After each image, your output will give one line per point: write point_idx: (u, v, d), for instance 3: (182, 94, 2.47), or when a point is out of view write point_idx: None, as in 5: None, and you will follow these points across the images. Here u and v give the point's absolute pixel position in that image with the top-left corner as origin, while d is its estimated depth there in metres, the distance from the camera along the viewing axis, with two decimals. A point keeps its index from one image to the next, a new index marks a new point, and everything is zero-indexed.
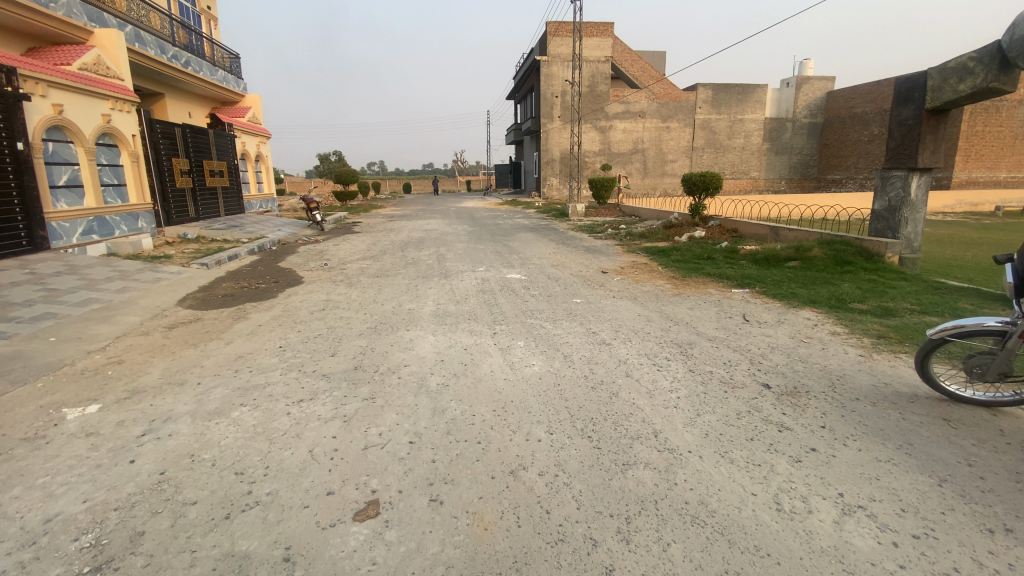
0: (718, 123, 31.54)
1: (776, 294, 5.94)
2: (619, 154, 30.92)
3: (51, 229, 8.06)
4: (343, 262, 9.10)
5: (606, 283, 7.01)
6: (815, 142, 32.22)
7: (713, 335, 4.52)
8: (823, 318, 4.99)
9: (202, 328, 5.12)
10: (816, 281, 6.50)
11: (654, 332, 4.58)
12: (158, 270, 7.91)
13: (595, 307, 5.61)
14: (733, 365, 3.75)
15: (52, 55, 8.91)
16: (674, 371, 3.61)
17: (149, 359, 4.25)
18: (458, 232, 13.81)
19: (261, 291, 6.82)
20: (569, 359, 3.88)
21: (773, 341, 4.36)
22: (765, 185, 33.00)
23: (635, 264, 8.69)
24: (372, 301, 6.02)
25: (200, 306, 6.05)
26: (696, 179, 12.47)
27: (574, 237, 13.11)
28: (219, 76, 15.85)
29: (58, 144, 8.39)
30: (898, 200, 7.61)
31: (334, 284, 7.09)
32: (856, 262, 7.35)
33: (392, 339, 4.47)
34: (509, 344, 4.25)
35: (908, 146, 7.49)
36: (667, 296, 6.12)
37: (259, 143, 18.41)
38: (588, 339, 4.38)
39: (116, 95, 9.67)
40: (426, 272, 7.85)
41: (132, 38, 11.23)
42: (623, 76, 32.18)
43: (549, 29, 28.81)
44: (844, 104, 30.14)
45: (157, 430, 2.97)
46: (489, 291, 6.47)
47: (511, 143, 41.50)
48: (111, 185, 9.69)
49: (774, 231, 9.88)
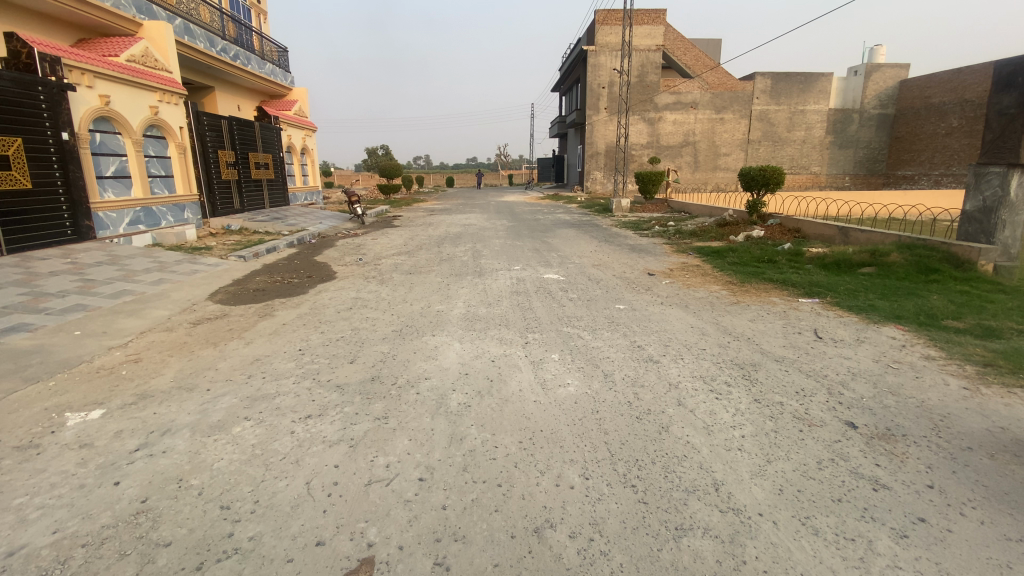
0: (777, 114, 29.71)
1: (851, 306, 5.21)
2: (668, 147, 29.70)
3: (97, 219, 8.24)
4: (378, 257, 8.91)
5: (654, 287, 6.43)
6: (885, 135, 29.83)
7: (781, 355, 3.91)
8: (911, 338, 4.26)
9: (225, 325, 4.95)
10: (897, 292, 5.69)
11: (711, 349, 4.01)
12: (196, 261, 7.92)
13: (641, 316, 5.07)
14: (808, 397, 3.17)
15: (101, 47, 9.10)
16: (736, 402, 3.09)
17: (166, 359, 4.08)
18: (497, 228, 13.43)
19: (292, 286, 6.65)
20: (611, 380, 3.39)
21: (854, 366, 3.70)
22: (827, 181, 30.89)
23: (685, 265, 8.04)
24: (401, 300, 5.71)
25: (229, 300, 5.94)
26: (756, 173, 11.56)
27: (619, 234, 12.48)
28: (268, 69, 16.08)
29: (105, 135, 8.57)
30: (994, 200, 6.60)
31: (366, 280, 6.86)
32: (943, 270, 6.45)
33: (416, 345, 4.11)
34: (543, 357, 3.80)
35: (1007, 138, 6.45)
36: (723, 305, 5.50)
37: (306, 136, 18.64)
38: (632, 354, 3.87)
39: (164, 87, 9.83)
40: (461, 270, 7.51)
41: (181, 31, 11.41)
42: (674, 66, 30.83)
43: (597, 18, 27.93)
44: (919, 94, 27.70)
45: (151, 446, 2.72)
46: (524, 293, 6.03)
47: (557, 135, 40.80)
48: (158, 176, 9.87)
49: (843, 232, 8.94)
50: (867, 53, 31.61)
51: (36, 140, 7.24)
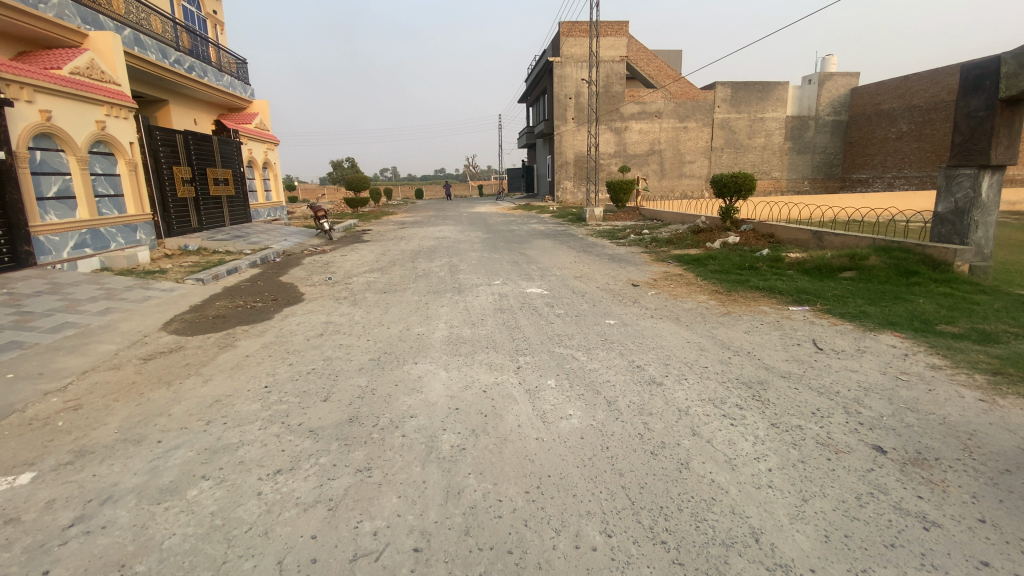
0: (738, 122, 30.53)
1: (843, 313, 5.11)
2: (635, 156, 30.12)
3: (37, 244, 7.52)
4: (349, 275, 8.45)
5: (640, 299, 6.23)
6: (840, 141, 30.99)
7: (787, 371, 3.70)
8: (912, 345, 4.15)
9: (180, 360, 4.45)
10: (884, 297, 5.65)
11: (713, 367, 3.78)
12: (149, 287, 7.30)
13: (633, 332, 4.82)
14: (827, 418, 2.97)
15: (41, 60, 8.40)
16: (753, 428, 2.85)
17: (110, 405, 3.57)
18: (471, 240, 13.12)
19: (256, 310, 6.16)
20: (616, 408, 3.10)
21: (863, 380, 3.53)
22: (788, 186, 31.92)
23: (668, 274, 7.90)
24: (377, 323, 5.30)
25: (186, 330, 5.40)
26: (728, 180, 11.60)
27: (595, 243, 12.33)
28: (225, 81, 15.38)
29: (46, 153, 7.86)
30: (966, 201, 6.69)
31: (337, 302, 6.40)
32: (922, 272, 6.48)
33: (396, 375, 3.73)
34: (539, 385, 3.49)
35: (977, 140, 6.57)
36: (715, 316, 5.32)
37: (267, 149, 17.93)
38: (633, 377, 3.60)
39: (112, 100, 9.17)
40: (438, 287, 7.16)
41: (130, 42, 10.73)
42: (639, 76, 31.32)
43: (562, 29, 28.12)
44: (870, 101, 28.89)
45: (89, 520, 2.27)
46: (508, 310, 5.72)
47: (525, 146, 40.96)
48: (107, 195, 9.18)
49: (818, 236, 9.00)
50: (820, 62, 32.83)
51: None
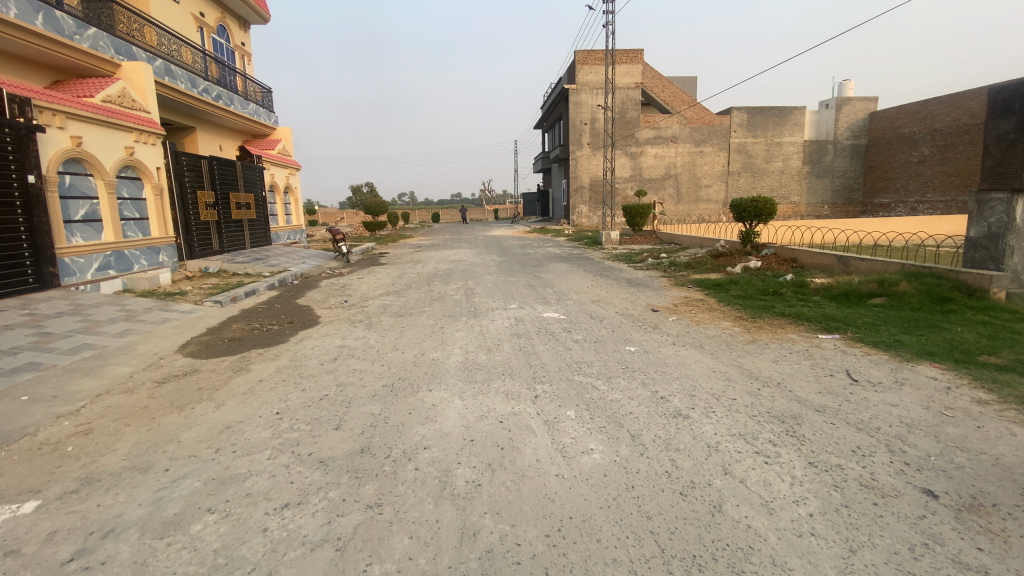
0: (754, 146, 30.44)
1: (876, 342, 4.87)
2: (651, 180, 30.17)
3: (62, 265, 7.67)
4: (365, 297, 8.43)
5: (661, 325, 6.06)
6: (859, 165, 30.66)
7: (821, 405, 3.49)
8: (954, 378, 3.90)
9: (193, 384, 4.39)
10: (918, 325, 5.40)
11: (743, 400, 3.59)
12: (168, 309, 7.36)
13: (656, 360, 4.64)
14: (869, 457, 2.77)
15: (75, 88, 8.75)
16: (789, 467, 2.66)
17: (121, 429, 3.51)
18: (487, 263, 13.11)
19: (272, 333, 6.13)
20: (640, 443, 2.94)
21: (905, 415, 3.31)
22: (807, 210, 31.54)
23: (689, 299, 7.72)
24: (391, 348, 5.21)
25: (202, 353, 5.38)
26: (748, 205, 11.42)
27: (612, 267, 12.21)
28: (250, 109, 15.87)
29: (75, 178, 8.08)
30: (1000, 225, 6.43)
31: (353, 325, 6.36)
32: (957, 298, 6.21)
33: (410, 403, 3.61)
34: (558, 416, 3.34)
35: (1009, 163, 6.36)
36: (740, 344, 5.12)
37: (289, 174, 18.31)
38: (657, 409, 3.43)
39: (141, 127, 9.47)
40: (454, 310, 7.09)
41: (162, 72, 11.16)
42: (654, 102, 31.58)
43: (578, 58, 28.62)
44: (889, 125, 28.62)
45: (89, 554, 2.17)
46: (525, 335, 5.59)
47: (540, 170, 41.39)
48: (132, 218, 9.39)
49: (843, 262, 8.75)
50: (837, 88, 32.74)
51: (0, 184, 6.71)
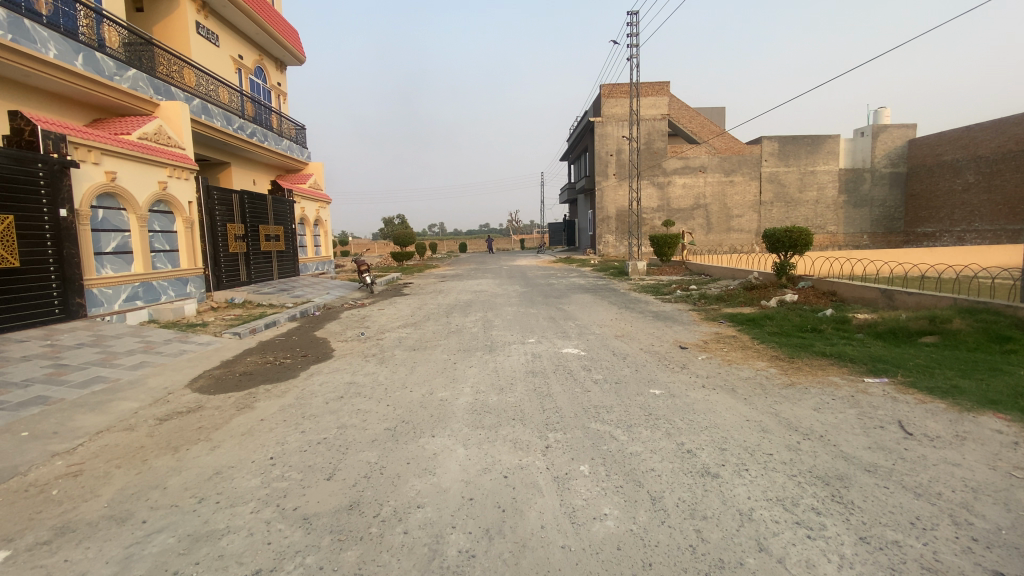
0: (787, 176, 29.78)
1: (930, 388, 4.35)
2: (679, 210, 29.78)
3: (90, 296, 7.83)
4: (382, 330, 8.28)
5: (689, 365, 5.66)
6: (899, 193, 29.54)
7: (873, 463, 3.05)
8: (1023, 432, 3.37)
9: (194, 423, 4.24)
10: (978, 368, 4.84)
11: (781, 456, 3.19)
12: (187, 340, 7.37)
13: (682, 405, 4.25)
14: (929, 529, 2.30)
15: (114, 126, 9.17)
16: (837, 544, 2.25)
17: (111, 472, 3.35)
18: (510, 295, 12.91)
19: (284, 367, 5.99)
20: (662, 508, 2.59)
21: (969, 477, 2.80)
22: (845, 240, 30.41)
23: (720, 336, 7.29)
24: (400, 385, 4.97)
25: (211, 388, 5.26)
26: (781, 235, 10.94)
27: (638, 300, 11.83)
28: (284, 145, 16.43)
29: (108, 211, 8.37)
30: None
31: (365, 360, 6.18)
32: (1019, 337, 5.60)
33: (409, 451, 3.33)
34: (570, 472, 3.01)
35: None
36: (776, 388, 4.68)
37: (319, 207, 18.74)
38: (683, 466, 3.07)
39: (175, 163, 9.82)
40: (470, 345, 6.85)
41: (198, 110, 11.66)
42: (681, 133, 31.45)
43: (603, 91, 28.92)
44: (929, 152, 27.58)
45: None
46: (541, 373, 5.29)
47: (567, 202, 41.50)
48: (163, 251, 9.63)
49: (888, 295, 8.17)
50: (872, 115, 31.93)
51: (33, 217, 6.94)
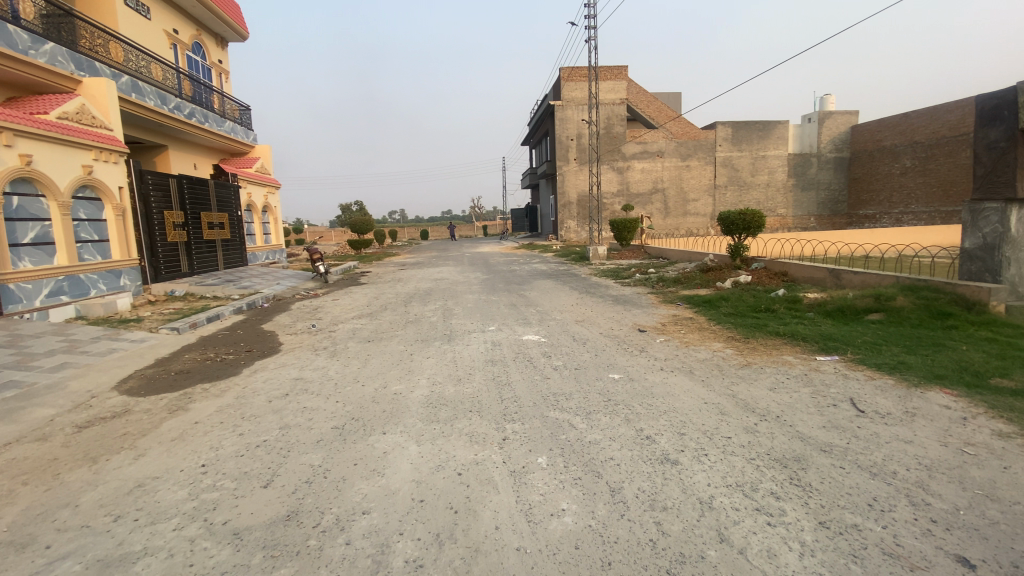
0: (740, 160, 30.58)
1: (879, 365, 4.46)
2: (638, 195, 30.14)
3: (5, 292, 7.11)
4: (335, 321, 7.92)
5: (649, 348, 5.63)
6: (843, 177, 30.84)
7: (828, 443, 3.06)
8: (969, 407, 3.47)
9: (118, 430, 3.85)
10: (921, 344, 5.01)
11: (739, 439, 3.15)
12: (118, 338, 6.80)
13: (641, 390, 4.19)
14: (887, 511, 2.31)
15: (29, 105, 8.28)
16: (797, 531, 2.21)
17: (14, 491, 2.97)
18: (470, 281, 12.68)
19: (225, 364, 5.59)
20: (621, 500, 2.49)
21: (921, 455, 2.84)
22: (793, 223, 31.64)
23: (678, 318, 7.33)
24: (350, 380, 4.70)
25: (141, 390, 4.83)
26: (735, 218, 11.12)
27: (599, 284, 11.84)
28: (227, 127, 15.44)
29: (24, 198, 7.59)
30: (995, 236, 6.14)
31: (315, 353, 5.85)
32: (957, 312, 5.85)
33: (357, 451, 3.11)
34: (528, 465, 2.87)
35: (1001, 172, 6.09)
36: (733, 369, 4.69)
37: (268, 193, 17.80)
38: (642, 453, 2.99)
39: (101, 145, 9.01)
40: (428, 334, 6.62)
41: (128, 89, 10.73)
42: (639, 118, 31.66)
43: (562, 74, 28.65)
44: (871, 137, 28.84)
45: None
46: (501, 362, 5.13)
47: (528, 187, 41.32)
48: (91, 241, 8.87)
49: (835, 274, 8.44)
50: (819, 101, 33.04)
51: None
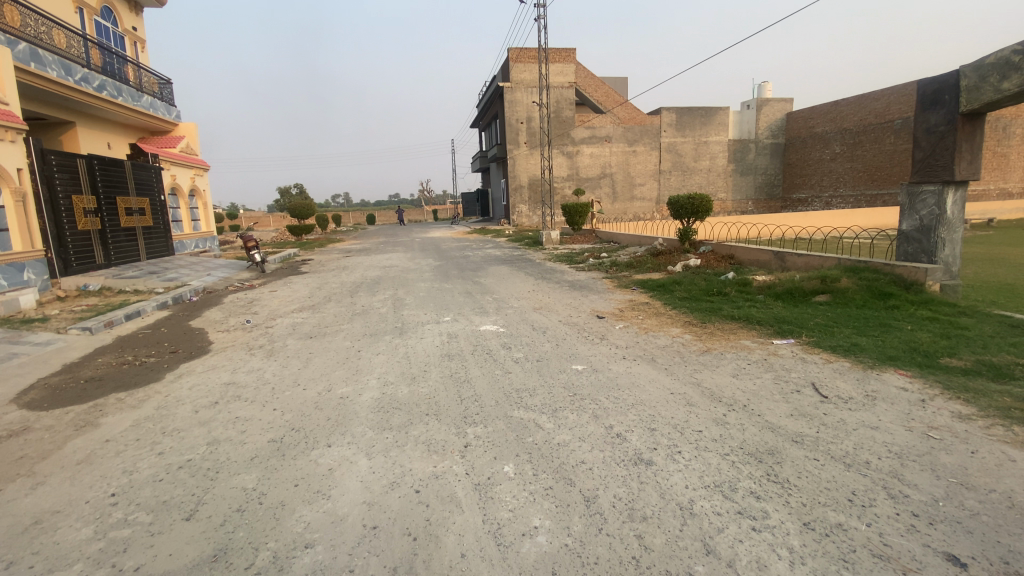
0: (684, 145, 31.34)
1: (834, 347, 4.52)
2: (587, 179, 30.27)
3: None
4: (273, 316, 7.31)
5: (608, 336, 5.49)
6: (778, 162, 32.30)
7: (798, 433, 2.99)
8: (925, 388, 3.56)
9: (11, 453, 3.22)
10: (870, 325, 5.15)
11: (710, 433, 3.03)
12: (16, 342, 5.92)
13: (606, 381, 4.03)
14: (868, 506, 2.26)
15: None
16: (783, 536, 2.08)
17: None
18: (420, 269, 12.20)
19: (146, 369, 4.95)
20: (597, 511, 2.28)
21: (891, 442, 2.84)
22: (733, 206, 32.92)
23: (634, 303, 7.27)
24: (291, 383, 4.26)
25: (42, 403, 4.16)
26: (685, 202, 11.21)
27: (552, 269, 11.70)
28: (145, 102, 13.96)
29: None
30: (932, 218, 6.43)
31: (250, 353, 5.31)
32: (897, 293, 6.10)
33: (298, 470, 2.74)
34: (493, 476, 2.61)
35: (940, 155, 6.35)
36: (695, 356, 4.62)
37: (196, 175, 16.37)
38: (614, 454, 2.80)
39: None
40: (377, 328, 6.21)
41: (27, 58, 9.41)
42: (588, 102, 31.62)
43: (510, 55, 28.07)
44: (804, 124, 30.28)
45: None
46: (457, 356, 4.83)
47: (477, 170, 40.62)
48: None
49: (780, 257, 8.68)
50: (757, 88, 34.25)
51: None
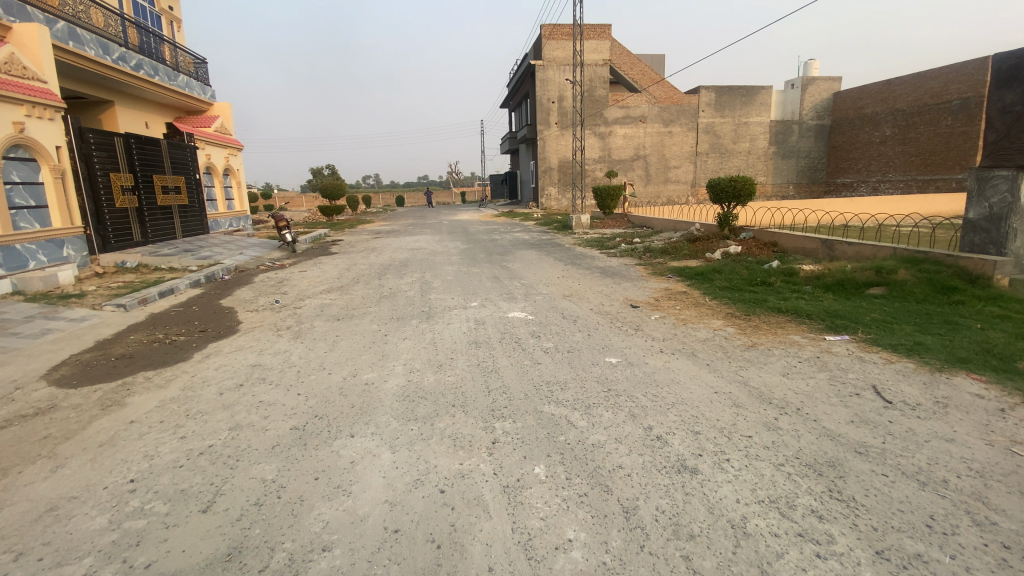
0: (722, 127, 30.09)
1: (894, 346, 4.14)
2: (620, 161, 29.50)
3: None
4: (302, 296, 7.28)
5: (643, 326, 5.21)
6: (823, 145, 30.71)
7: (862, 444, 2.69)
8: (1003, 396, 3.19)
9: (37, 432, 3.22)
10: (932, 322, 4.72)
11: (762, 440, 2.76)
12: (54, 317, 6.06)
13: (643, 376, 3.78)
14: (950, 535, 1.98)
15: None
16: (854, 565, 1.83)
17: None
18: (448, 251, 12.07)
19: (175, 347, 4.96)
20: (638, 525, 2.07)
21: (970, 458, 2.52)
22: (772, 191, 31.59)
23: (670, 291, 6.94)
24: (316, 367, 4.17)
25: (72, 380, 4.19)
26: (725, 185, 10.65)
27: (583, 254, 11.39)
28: (181, 81, 14.11)
29: None
30: (1003, 207, 5.84)
31: (277, 334, 5.26)
32: (962, 287, 5.60)
33: (319, 462, 2.62)
34: (523, 478, 2.43)
35: (1015, 138, 5.74)
36: (739, 351, 4.31)
37: (230, 155, 16.56)
38: (656, 459, 2.58)
39: (34, 99, 7.96)
40: (404, 311, 6.08)
41: (66, 37, 9.55)
42: (622, 81, 30.63)
43: (543, 32, 27.34)
44: (852, 104, 28.60)
45: None
46: (485, 344, 4.66)
47: (507, 152, 40.13)
48: (27, 207, 7.93)
49: (828, 245, 8.15)
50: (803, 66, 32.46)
51: None
